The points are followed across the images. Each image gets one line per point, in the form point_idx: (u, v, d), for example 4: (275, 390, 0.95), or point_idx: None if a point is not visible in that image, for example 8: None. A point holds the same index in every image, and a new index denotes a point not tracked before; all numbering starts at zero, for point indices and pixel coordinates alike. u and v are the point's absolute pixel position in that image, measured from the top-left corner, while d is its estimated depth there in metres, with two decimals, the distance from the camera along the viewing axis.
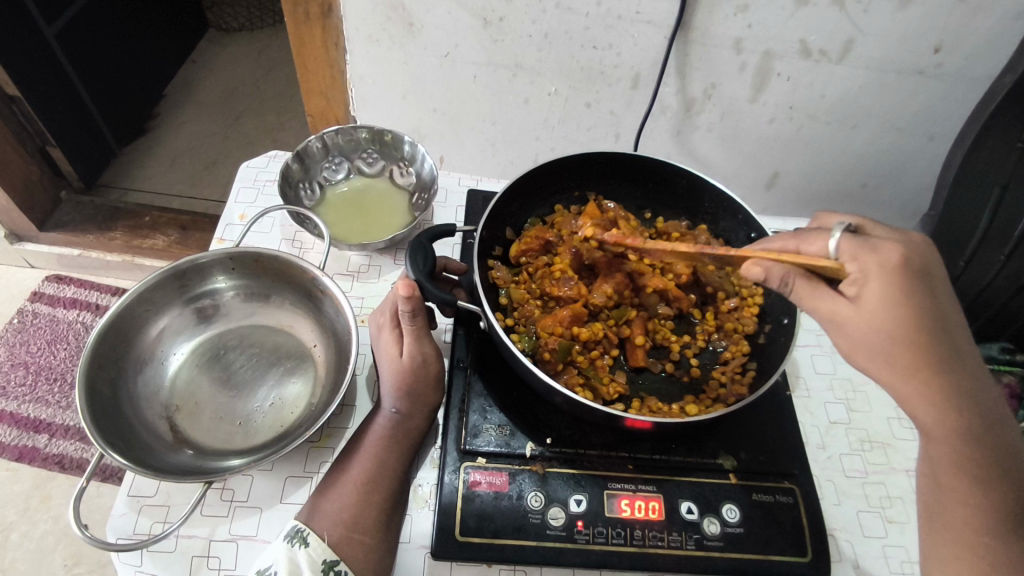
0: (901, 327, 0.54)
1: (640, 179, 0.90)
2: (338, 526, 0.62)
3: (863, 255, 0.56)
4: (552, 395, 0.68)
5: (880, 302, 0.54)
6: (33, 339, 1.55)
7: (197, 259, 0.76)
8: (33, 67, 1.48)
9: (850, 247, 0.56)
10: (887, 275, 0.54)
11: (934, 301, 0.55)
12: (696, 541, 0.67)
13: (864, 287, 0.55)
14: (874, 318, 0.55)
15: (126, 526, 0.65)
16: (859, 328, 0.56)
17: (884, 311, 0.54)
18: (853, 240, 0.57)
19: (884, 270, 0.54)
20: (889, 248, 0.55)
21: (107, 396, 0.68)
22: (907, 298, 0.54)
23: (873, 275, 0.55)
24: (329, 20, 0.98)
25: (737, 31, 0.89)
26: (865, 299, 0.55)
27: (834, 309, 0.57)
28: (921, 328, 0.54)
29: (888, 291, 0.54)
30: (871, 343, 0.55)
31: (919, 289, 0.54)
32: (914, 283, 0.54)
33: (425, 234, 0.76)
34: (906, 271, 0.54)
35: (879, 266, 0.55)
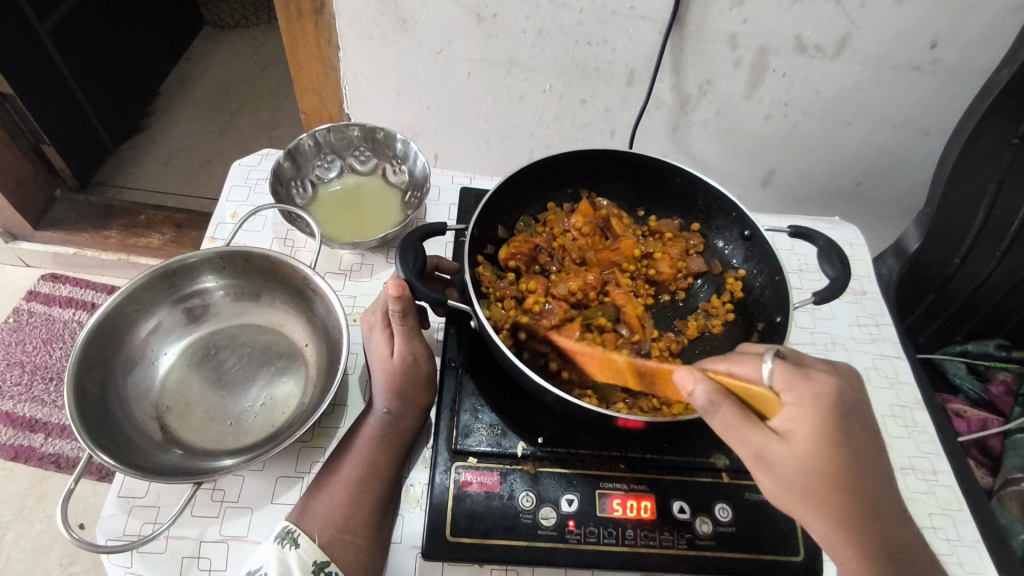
0: (827, 469, 0.53)
1: (632, 175, 0.89)
2: (329, 526, 0.61)
3: (794, 394, 0.54)
4: (544, 395, 0.67)
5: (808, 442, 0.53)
6: (29, 337, 1.55)
7: (187, 259, 0.76)
8: (25, 63, 1.47)
9: (782, 381, 0.54)
10: (815, 417, 0.53)
11: (855, 445, 0.54)
12: (688, 541, 0.66)
13: (795, 426, 0.54)
14: (797, 458, 0.54)
15: (116, 527, 0.65)
16: (786, 470, 0.54)
17: (813, 455, 0.53)
18: (786, 370, 0.54)
19: (817, 404, 0.53)
20: (822, 383, 0.54)
21: (96, 396, 0.67)
22: (836, 449, 0.53)
23: (796, 420, 0.54)
24: (321, 17, 0.97)
25: (732, 26, 0.89)
26: (796, 440, 0.54)
27: (764, 446, 0.54)
28: (844, 474, 0.53)
29: (816, 438, 0.53)
30: (796, 482, 0.54)
31: (853, 437, 0.53)
32: (840, 429, 0.53)
33: (415, 234, 0.75)
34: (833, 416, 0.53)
35: (803, 412, 0.53)
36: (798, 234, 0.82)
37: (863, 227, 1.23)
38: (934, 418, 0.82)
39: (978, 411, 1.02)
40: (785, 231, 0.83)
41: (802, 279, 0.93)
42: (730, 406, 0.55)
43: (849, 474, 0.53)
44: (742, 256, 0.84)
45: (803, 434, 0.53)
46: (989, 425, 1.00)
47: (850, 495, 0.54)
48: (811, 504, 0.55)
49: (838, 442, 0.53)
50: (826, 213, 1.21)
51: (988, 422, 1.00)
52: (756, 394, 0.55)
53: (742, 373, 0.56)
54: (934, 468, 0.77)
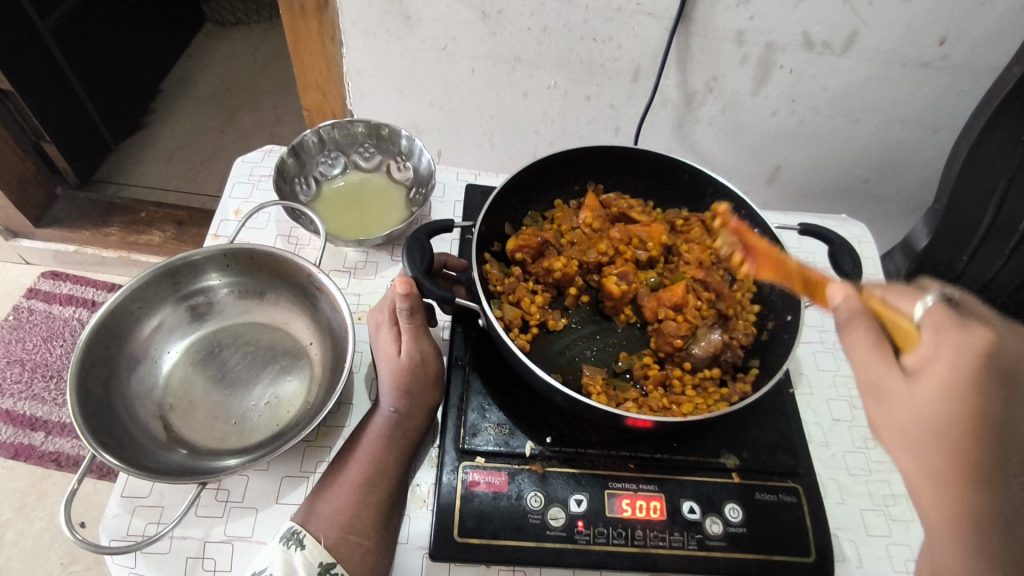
0: (952, 416, 0.49)
1: (641, 171, 0.88)
2: (336, 527, 0.61)
3: (941, 333, 0.51)
4: (552, 394, 0.66)
5: (942, 381, 0.49)
6: (29, 335, 1.54)
7: (191, 256, 0.75)
8: (25, 60, 1.46)
9: (934, 319, 0.52)
10: (960, 359, 0.49)
11: (1001, 409, 0.49)
12: (698, 541, 0.66)
13: (931, 364, 0.51)
14: (924, 400, 0.50)
15: (119, 528, 0.64)
16: (900, 406, 0.51)
17: (942, 395, 0.49)
18: (940, 312, 0.53)
19: (959, 352, 0.50)
20: (977, 333, 0.50)
21: (99, 395, 0.66)
22: (969, 393, 0.49)
23: (934, 354, 0.51)
24: (324, 13, 0.96)
25: (739, 23, 0.88)
26: (926, 377, 0.51)
27: (882, 377, 0.52)
28: (979, 428, 0.48)
29: (953, 378, 0.49)
30: (910, 423, 0.50)
31: (994, 391, 0.49)
32: (988, 383, 0.49)
33: (422, 231, 0.74)
34: (982, 366, 0.49)
35: (948, 350, 0.50)
36: (807, 232, 0.81)
37: (869, 225, 1.22)
38: None
39: None
40: (795, 228, 0.82)
41: None
42: (866, 326, 0.54)
43: (979, 431, 0.48)
44: None
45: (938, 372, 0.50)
46: None
47: (978, 460, 0.48)
48: (924, 453, 0.50)
49: (976, 392, 0.49)
50: (832, 211, 1.20)
51: None
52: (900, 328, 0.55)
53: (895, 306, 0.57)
54: None
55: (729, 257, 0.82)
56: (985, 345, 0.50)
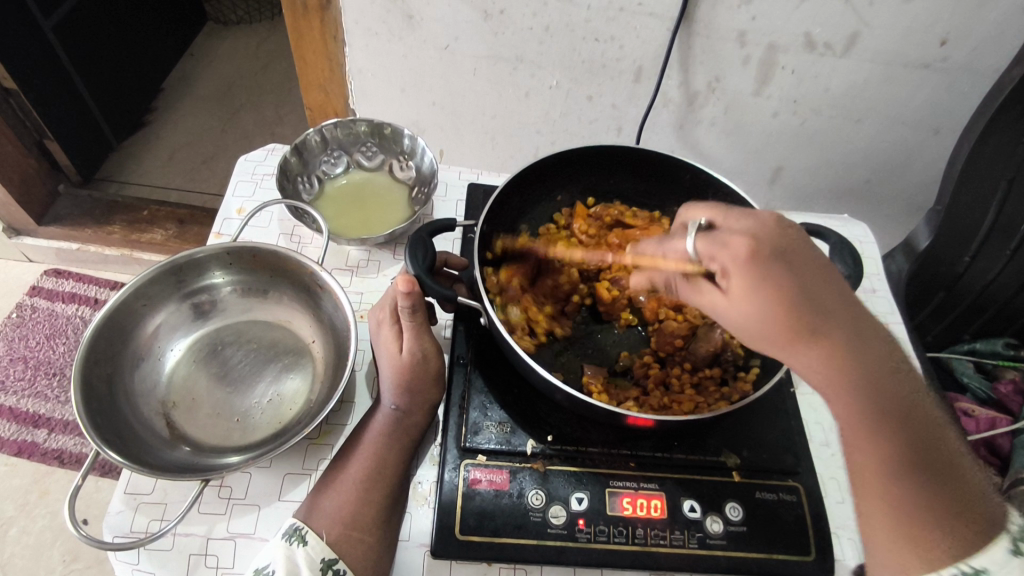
0: (773, 314, 0.50)
1: (640, 171, 0.88)
2: (338, 524, 0.61)
3: (716, 254, 0.52)
4: (553, 392, 0.67)
5: (744, 293, 0.51)
6: (32, 333, 1.54)
7: (194, 254, 0.75)
8: (28, 59, 1.46)
9: (705, 248, 0.53)
10: (741, 267, 0.51)
11: (800, 280, 0.51)
12: (698, 540, 0.66)
13: (731, 281, 0.52)
14: (743, 310, 0.52)
15: (123, 524, 0.65)
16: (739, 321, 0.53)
17: (749, 299, 0.51)
18: (705, 239, 0.54)
19: (739, 261, 0.51)
20: (737, 239, 0.52)
21: (104, 391, 0.67)
22: (773, 285, 0.50)
23: (734, 274, 0.51)
24: (327, 12, 0.96)
25: (741, 23, 0.88)
26: (733, 292, 0.52)
27: (712, 303, 0.55)
28: (795, 308, 0.50)
29: (750, 282, 0.51)
30: (749, 331, 0.53)
31: (785, 268, 0.51)
32: (772, 266, 0.51)
33: (425, 229, 0.74)
34: (762, 258, 0.51)
35: (732, 260, 0.51)
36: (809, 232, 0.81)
37: (870, 225, 1.22)
38: None
39: (987, 410, 1.01)
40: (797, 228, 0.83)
41: None
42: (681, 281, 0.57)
43: (797, 312, 0.50)
44: None
45: (738, 286, 0.51)
46: (997, 424, 0.99)
47: (815, 331, 0.51)
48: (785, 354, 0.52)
49: (771, 286, 0.50)
50: (834, 211, 1.20)
51: (996, 421, 0.99)
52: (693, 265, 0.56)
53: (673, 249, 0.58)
54: None
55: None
56: (751, 239, 0.51)
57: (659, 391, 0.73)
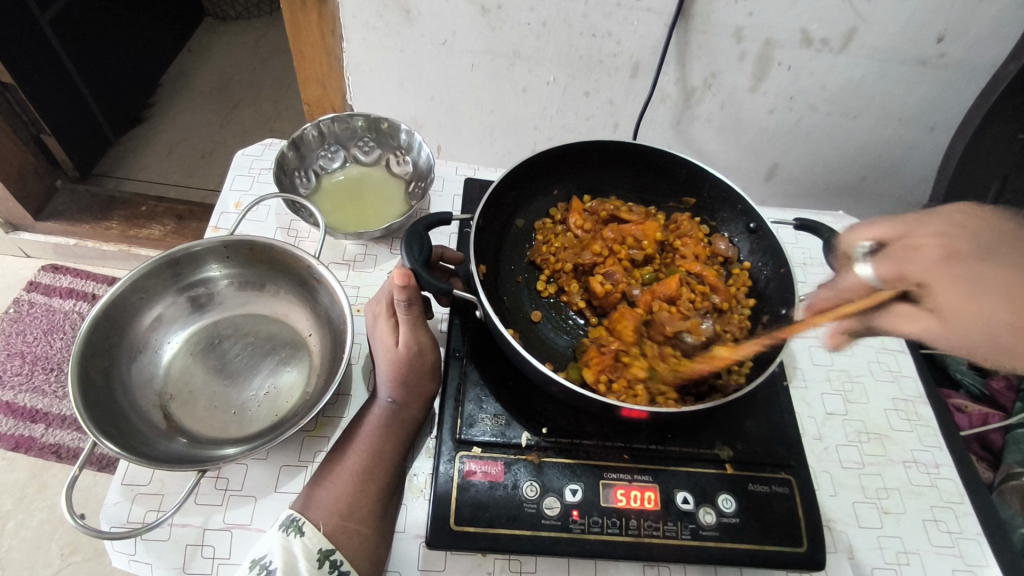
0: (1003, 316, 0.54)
1: (636, 167, 0.89)
2: (334, 515, 0.61)
3: (904, 269, 0.60)
4: (548, 385, 0.67)
5: (954, 301, 0.56)
6: (29, 328, 1.55)
7: (192, 247, 0.76)
8: (27, 53, 1.46)
9: (893, 270, 0.60)
10: (944, 272, 0.57)
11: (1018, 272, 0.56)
12: (691, 531, 0.66)
13: (936, 295, 0.57)
14: (966, 321, 0.55)
15: (120, 514, 0.65)
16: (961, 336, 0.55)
17: (965, 305, 0.55)
18: (885, 262, 0.61)
19: (939, 267, 0.57)
20: (929, 246, 0.59)
21: (100, 383, 0.67)
22: (988, 282, 0.55)
23: (937, 280, 0.57)
24: (325, 7, 0.96)
25: (737, 19, 0.88)
26: (945, 305, 0.56)
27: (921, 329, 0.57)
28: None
29: (955, 286, 0.56)
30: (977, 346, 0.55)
31: (992, 266, 0.56)
32: (977, 262, 0.57)
33: (421, 223, 0.75)
34: (960, 257, 0.57)
35: (925, 271, 0.58)
36: (804, 228, 0.82)
37: None
38: (937, 412, 0.82)
39: (980, 405, 1.02)
40: (791, 224, 0.83)
41: (805, 273, 0.93)
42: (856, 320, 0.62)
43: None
44: (747, 248, 0.85)
45: (943, 290, 0.56)
46: (990, 420, 1.00)
47: None
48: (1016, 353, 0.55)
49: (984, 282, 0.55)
50: (829, 207, 1.21)
51: (990, 417, 1.00)
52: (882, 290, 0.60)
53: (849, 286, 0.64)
54: (937, 461, 0.77)
55: (723, 253, 0.83)
56: (946, 244, 0.58)
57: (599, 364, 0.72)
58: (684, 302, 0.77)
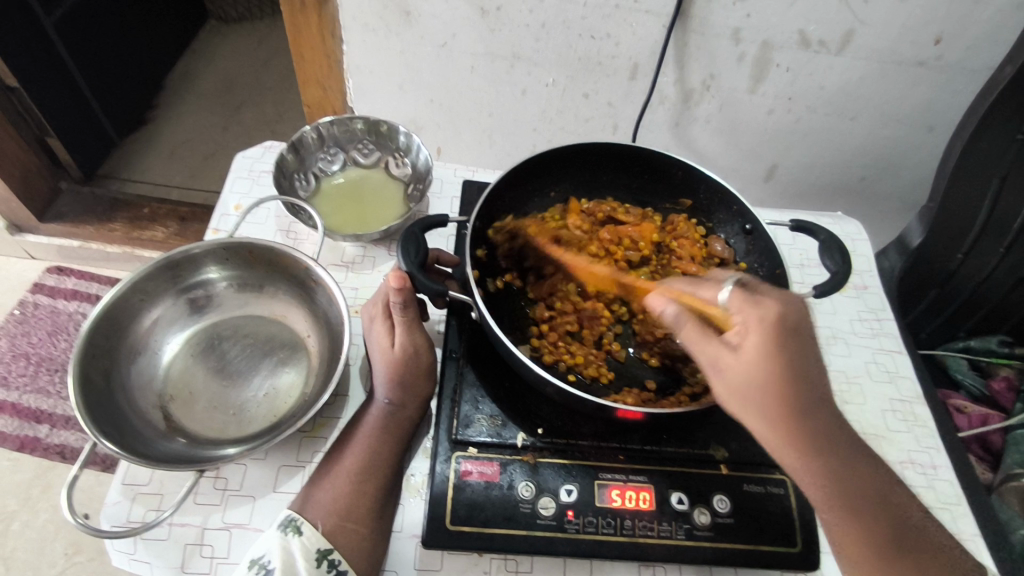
0: (765, 378, 0.53)
1: (634, 170, 0.89)
2: (331, 514, 0.62)
3: (747, 311, 0.54)
4: (544, 386, 0.68)
5: (756, 356, 0.53)
6: (34, 329, 1.56)
7: (191, 250, 0.77)
8: (31, 57, 1.48)
9: (738, 300, 0.55)
10: (764, 330, 0.53)
11: (789, 360, 0.53)
12: (686, 532, 0.67)
13: (745, 342, 0.55)
14: (748, 365, 0.54)
15: (120, 514, 0.66)
16: (734, 374, 0.55)
17: (759, 362, 0.53)
18: (739, 294, 0.56)
19: (762, 325, 0.53)
20: (769, 304, 0.54)
21: (100, 384, 0.68)
22: (784, 358, 0.53)
23: (750, 329, 0.54)
24: (325, 10, 0.97)
25: (735, 21, 0.89)
26: (745, 350, 0.54)
27: (716, 355, 0.56)
28: (790, 375, 0.53)
29: (768, 346, 0.53)
30: (740, 386, 0.55)
31: (796, 346, 0.53)
32: (790, 339, 0.53)
33: (417, 225, 0.75)
34: (785, 326, 0.53)
35: (757, 320, 0.54)
36: (800, 228, 0.83)
37: (866, 222, 1.23)
38: (934, 413, 0.82)
39: (979, 406, 1.03)
40: (788, 225, 0.84)
41: (803, 274, 0.93)
42: (692, 323, 0.58)
43: (790, 386, 0.53)
44: (743, 249, 0.85)
45: (757, 345, 0.53)
46: (990, 421, 1.01)
47: (802, 404, 0.54)
48: (761, 412, 0.55)
49: (780, 355, 0.53)
50: (829, 208, 1.21)
51: (989, 418, 1.01)
52: (716, 309, 0.58)
53: (704, 295, 0.60)
54: (934, 462, 0.77)
55: (719, 254, 0.84)
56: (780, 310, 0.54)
57: (545, 327, 0.78)
58: None
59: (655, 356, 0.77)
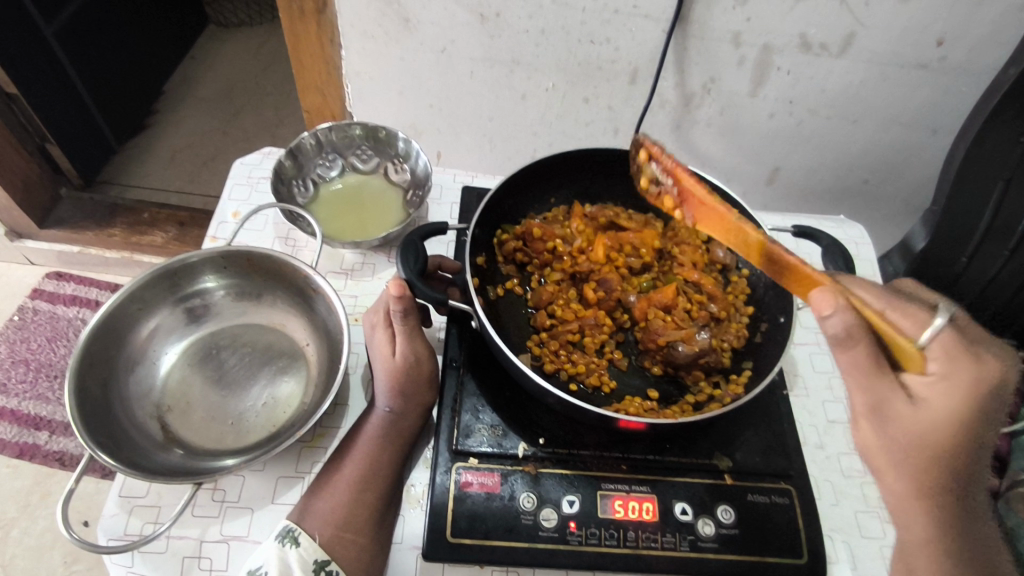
0: (936, 441, 0.51)
1: (634, 175, 0.88)
2: (330, 527, 0.61)
3: (947, 365, 0.50)
4: (545, 396, 0.67)
5: (941, 415, 0.50)
6: (33, 336, 1.55)
7: (189, 258, 0.76)
8: (31, 63, 1.47)
9: (942, 348, 0.50)
10: (964, 392, 0.49)
11: (974, 430, 0.51)
12: (690, 543, 0.66)
13: (929, 395, 0.51)
14: (925, 425, 0.51)
15: (117, 527, 0.65)
16: (903, 429, 0.51)
17: (939, 415, 0.50)
18: (947, 339, 0.50)
19: (967, 386, 0.49)
20: (984, 368, 0.49)
21: (97, 395, 0.67)
22: (961, 421, 0.50)
23: (939, 384, 0.50)
24: (323, 15, 0.97)
25: (736, 24, 0.88)
26: (927, 403, 0.51)
27: (890, 400, 0.51)
28: (957, 447, 0.51)
29: (950, 407, 0.50)
30: (899, 441, 0.52)
31: (982, 418, 0.50)
32: (983, 407, 0.50)
33: (416, 233, 0.75)
34: (976, 391, 0.49)
35: (950, 379, 0.50)
36: (802, 234, 0.82)
37: (869, 225, 1.22)
38: None
39: None
40: (790, 230, 0.83)
41: None
42: (868, 346, 0.49)
43: (956, 456, 0.51)
44: (745, 255, 0.84)
45: (938, 398, 0.50)
46: None
47: (955, 471, 0.53)
48: (906, 470, 0.53)
49: (963, 417, 0.50)
50: (831, 211, 1.20)
51: None
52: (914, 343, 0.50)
53: (895, 320, 0.52)
54: None
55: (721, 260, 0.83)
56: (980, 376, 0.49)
57: (546, 335, 0.77)
58: (680, 310, 0.77)
59: (658, 365, 0.76)
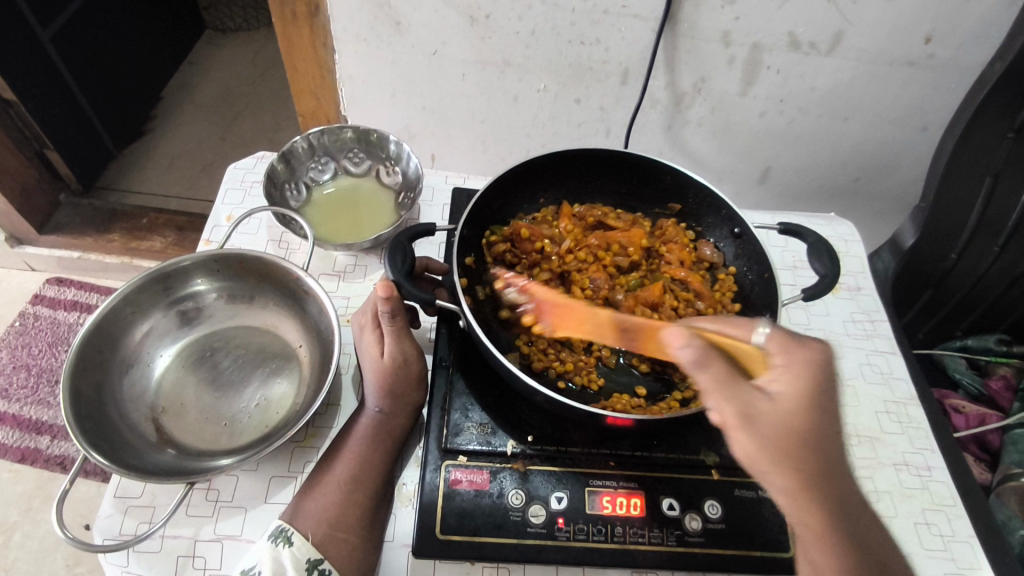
0: (797, 430, 0.51)
1: (622, 175, 0.90)
2: (321, 525, 0.62)
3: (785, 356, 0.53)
4: (533, 395, 0.68)
5: (795, 405, 0.51)
6: (34, 341, 1.57)
7: (181, 261, 0.77)
8: (30, 70, 1.49)
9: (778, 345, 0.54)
10: (807, 374, 0.52)
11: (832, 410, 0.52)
12: (677, 538, 0.67)
13: (779, 386, 0.52)
14: (789, 416, 0.51)
15: (112, 528, 0.66)
16: (770, 425, 0.51)
17: (798, 404, 0.51)
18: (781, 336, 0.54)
19: (807, 371, 0.52)
20: (812, 348, 0.54)
21: (92, 398, 0.68)
22: (818, 407, 0.51)
23: (790, 376, 0.52)
24: (316, 20, 0.98)
25: (724, 24, 0.89)
26: (782, 398, 0.52)
27: (751, 400, 0.51)
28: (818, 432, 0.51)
29: (802, 396, 0.51)
30: (778, 438, 0.51)
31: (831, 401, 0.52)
32: (825, 392, 0.52)
33: (405, 234, 0.75)
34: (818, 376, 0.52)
35: (793, 369, 0.52)
36: (788, 231, 0.82)
37: (861, 222, 1.23)
38: (929, 414, 0.82)
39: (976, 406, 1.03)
40: (776, 228, 0.83)
41: (795, 276, 0.93)
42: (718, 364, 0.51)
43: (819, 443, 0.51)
44: (732, 253, 0.85)
45: (794, 392, 0.52)
46: (987, 420, 1.01)
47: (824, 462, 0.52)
48: (791, 469, 0.51)
49: (815, 400, 0.52)
50: (823, 209, 1.21)
51: (987, 417, 1.01)
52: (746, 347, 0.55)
53: (730, 331, 0.56)
54: (929, 464, 0.77)
55: (708, 258, 0.85)
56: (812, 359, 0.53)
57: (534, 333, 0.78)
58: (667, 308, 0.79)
59: (645, 362, 0.77)
